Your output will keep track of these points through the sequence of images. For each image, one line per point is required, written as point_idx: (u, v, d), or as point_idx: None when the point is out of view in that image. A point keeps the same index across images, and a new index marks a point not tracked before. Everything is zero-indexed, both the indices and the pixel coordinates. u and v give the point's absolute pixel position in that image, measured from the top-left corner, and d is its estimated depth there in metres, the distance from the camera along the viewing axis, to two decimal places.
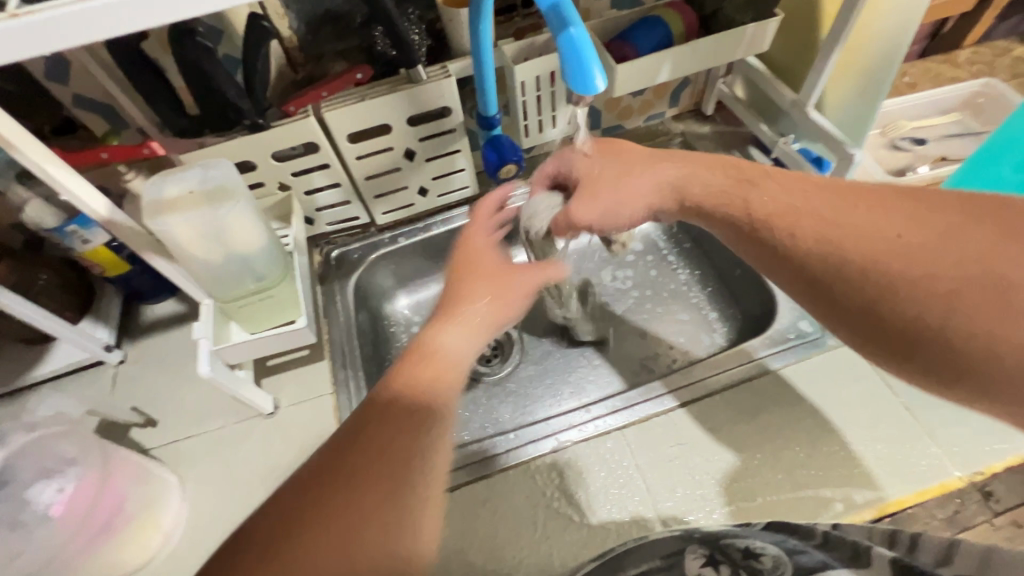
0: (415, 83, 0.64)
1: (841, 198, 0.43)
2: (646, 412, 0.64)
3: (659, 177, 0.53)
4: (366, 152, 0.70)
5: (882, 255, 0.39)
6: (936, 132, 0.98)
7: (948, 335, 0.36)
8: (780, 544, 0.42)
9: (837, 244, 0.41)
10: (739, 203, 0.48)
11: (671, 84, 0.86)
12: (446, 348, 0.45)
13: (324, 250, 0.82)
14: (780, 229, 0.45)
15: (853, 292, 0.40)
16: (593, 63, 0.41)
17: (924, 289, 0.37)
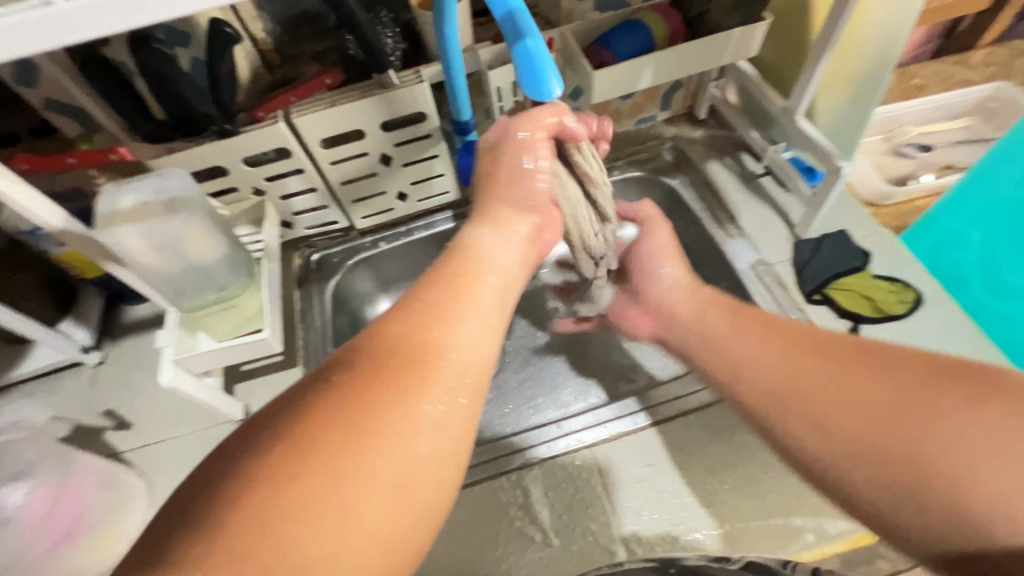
0: (387, 88, 0.63)
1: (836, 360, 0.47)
2: (619, 430, 0.62)
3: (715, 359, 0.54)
4: (340, 157, 0.69)
5: (857, 421, 0.42)
6: (943, 138, 0.94)
7: (910, 482, 0.39)
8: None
9: (840, 434, 0.43)
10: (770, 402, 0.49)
11: (662, 86, 0.83)
12: (484, 249, 0.48)
13: (303, 253, 0.82)
14: (787, 386, 0.48)
15: (835, 449, 0.43)
16: (550, 72, 0.40)
17: (890, 444, 0.40)
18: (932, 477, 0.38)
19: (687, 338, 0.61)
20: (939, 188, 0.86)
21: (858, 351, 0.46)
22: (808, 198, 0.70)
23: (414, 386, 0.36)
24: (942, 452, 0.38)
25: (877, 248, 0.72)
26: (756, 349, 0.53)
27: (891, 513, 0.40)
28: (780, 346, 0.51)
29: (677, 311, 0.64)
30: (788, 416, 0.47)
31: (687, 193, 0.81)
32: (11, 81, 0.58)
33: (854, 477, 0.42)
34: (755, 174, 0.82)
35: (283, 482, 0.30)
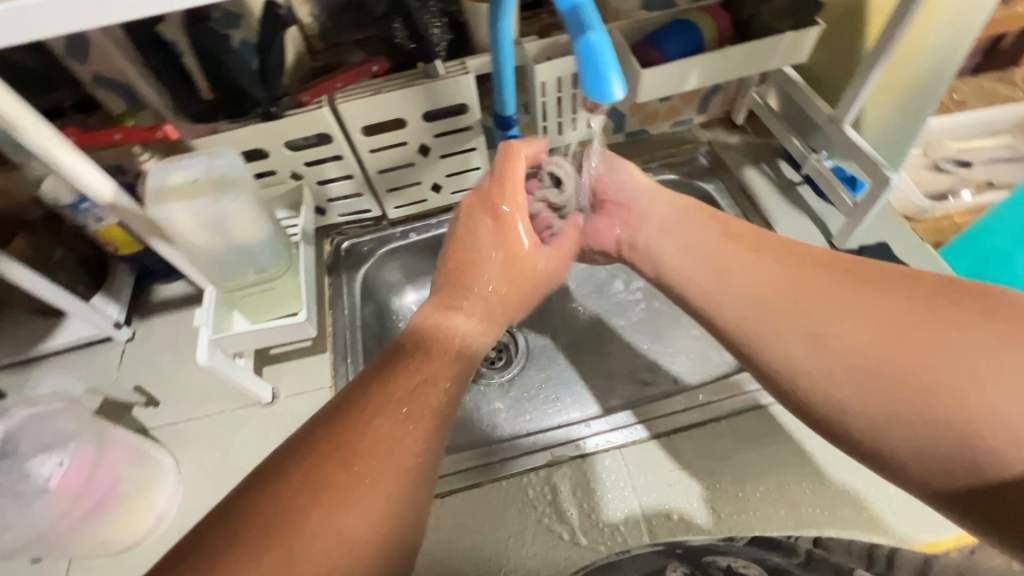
0: (433, 78, 0.62)
1: (835, 278, 0.48)
2: (648, 432, 0.62)
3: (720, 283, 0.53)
4: (379, 145, 0.69)
5: (854, 336, 0.44)
6: (983, 155, 0.92)
7: (892, 398, 0.41)
8: (762, 564, 0.42)
9: (863, 348, 0.43)
10: (784, 307, 0.49)
11: (701, 90, 0.82)
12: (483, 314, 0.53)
13: (334, 241, 0.82)
14: (777, 304, 0.49)
15: (826, 363, 0.44)
16: (611, 69, 0.38)
17: (883, 363, 0.42)
18: (922, 392, 0.39)
19: (665, 242, 0.59)
20: (979, 205, 0.85)
21: (859, 271, 0.47)
22: (851, 209, 0.69)
23: (400, 427, 0.40)
24: (966, 387, 0.38)
25: (918, 262, 0.71)
26: (748, 264, 0.53)
27: (879, 425, 0.41)
28: (772, 262, 0.52)
29: (652, 215, 0.61)
30: (781, 337, 0.48)
31: (723, 198, 0.80)
32: (61, 54, 0.58)
33: (840, 391, 0.43)
34: (791, 183, 0.81)
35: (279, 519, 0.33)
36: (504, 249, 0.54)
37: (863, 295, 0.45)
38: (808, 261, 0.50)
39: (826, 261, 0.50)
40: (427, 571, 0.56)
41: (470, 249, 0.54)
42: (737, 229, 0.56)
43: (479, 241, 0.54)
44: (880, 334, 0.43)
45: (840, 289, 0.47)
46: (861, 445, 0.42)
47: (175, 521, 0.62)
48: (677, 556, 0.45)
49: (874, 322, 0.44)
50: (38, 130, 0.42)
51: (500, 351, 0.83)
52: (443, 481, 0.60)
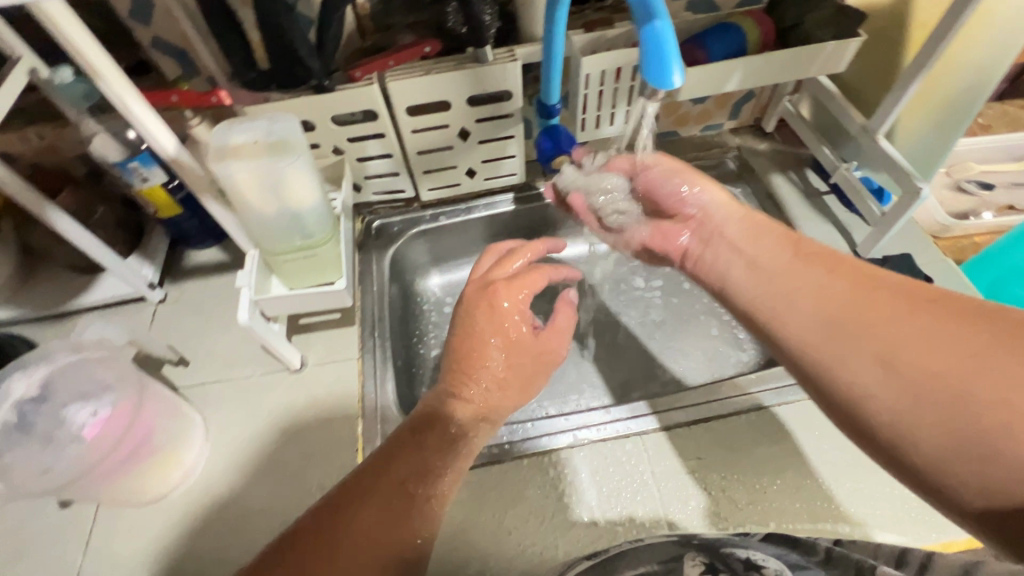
0: (481, 63, 0.64)
1: (909, 303, 0.41)
2: (667, 422, 0.63)
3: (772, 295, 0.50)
4: (422, 126, 0.71)
5: (925, 366, 0.37)
6: (1006, 178, 0.94)
7: (961, 433, 0.34)
8: (781, 558, 0.39)
9: (921, 365, 0.37)
10: (840, 320, 0.43)
11: (735, 95, 0.84)
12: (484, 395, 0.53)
13: (365, 219, 0.83)
14: (840, 323, 0.43)
15: (888, 390, 0.38)
16: (672, 58, 0.40)
17: (947, 396, 0.36)
18: (992, 429, 0.33)
19: (733, 262, 0.56)
20: (1000, 226, 0.86)
21: (944, 297, 0.40)
22: (878, 218, 0.70)
23: (416, 481, 0.43)
24: None
25: (940, 275, 0.72)
26: (819, 285, 0.47)
27: (936, 452, 0.36)
28: (848, 283, 0.45)
29: (726, 232, 0.57)
30: (839, 354, 0.42)
31: (749, 202, 0.82)
32: (124, 15, 0.60)
33: (901, 417, 0.37)
34: (818, 192, 0.83)
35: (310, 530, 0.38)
36: (503, 336, 0.56)
37: (934, 314, 0.39)
38: (890, 283, 0.43)
39: (905, 283, 0.42)
40: (446, 540, 0.57)
41: (470, 328, 0.56)
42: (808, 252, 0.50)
43: (468, 336, 0.55)
44: (948, 351, 0.37)
45: (913, 316, 0.40)
46: (923, 476, 0.36)
47: (200, 478, 0.64)
48: (693, 546, 0.42)
49: (951, 356, 0.36)
50: (115, 80, 0.44)
51: None
52: None
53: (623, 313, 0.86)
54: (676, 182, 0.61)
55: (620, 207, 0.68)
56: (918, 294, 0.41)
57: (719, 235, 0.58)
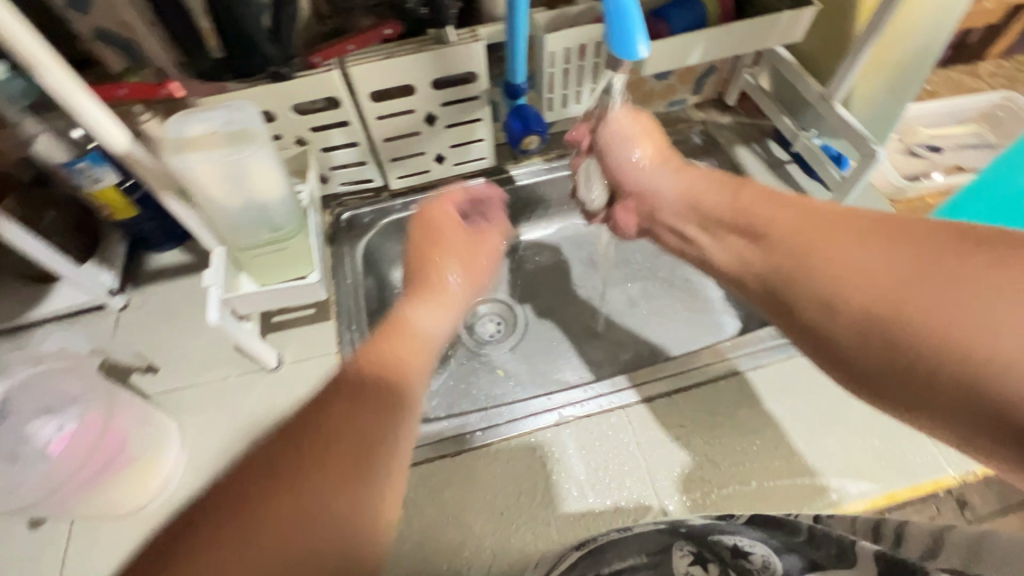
0: (444, 45, 0.63)
1: (853, 234, 0.38)
2: (649, 394, 0.64)
3: (730, 250, 0.48)
4: (386, 112, 0.69)
5: (872, 297, 0.35)
6: (954, 141, 0.98)
7: (905, 363, 0.33)
8: (768, 542, 0.37)
9: (869, 299, 0.35)
10: (786, 266, 0.42)
11: (697, 70, 0.86)
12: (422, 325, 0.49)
13: (335, 211, 0.82)
14: (787, 270, 0.41)
15: (841, 331, 0.36)
16: (636, 30, 0.41)
17: (888, 329, 0.34)
18: (937, 355, 0.31)
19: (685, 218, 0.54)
20: (950, 187, 0.91)
21: (880, 226, 0.38)
22: (838, 183, 0.72)
23: (383, 394, 0.38)
24: (979, 328, 0.29)
25: None
26: (763, 229, 0.45)
27: (891, 388, 0.34)
28: (794, 223, 0.43)
29: (664, 194, 0.55)
30: (794, 302, 0.40)
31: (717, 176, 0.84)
32: (59, 5, 0.56)
33: (856, 356, 0.36)
34: (781, 161, 0.85)
35: (252, 489, 0.29)
36: (458, 261, 0.57)
37: (871, 244, 0.37)
38: (832, 218, 0.41)
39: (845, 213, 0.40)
40: (439, 525, 0.57)
41: (425, 248, 0.57)
42: (749, 200, 0.47)
43: (422, 250, 0.57)
44: (890, 282, 0.35)
45: (861, 248, 0.37)
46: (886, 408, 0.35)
47: (180, 486, 0.62)
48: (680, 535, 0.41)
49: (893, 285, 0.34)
50: (54, 71, 0.41)
51: (498, 324, 0.86)
52: (447, 442, 0.61)
53: (600, 292, 0.87)
54: (627, 147, 0.57)
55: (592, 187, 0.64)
56: (859, 223, 0.39)
57: (661, 200, 0.55)
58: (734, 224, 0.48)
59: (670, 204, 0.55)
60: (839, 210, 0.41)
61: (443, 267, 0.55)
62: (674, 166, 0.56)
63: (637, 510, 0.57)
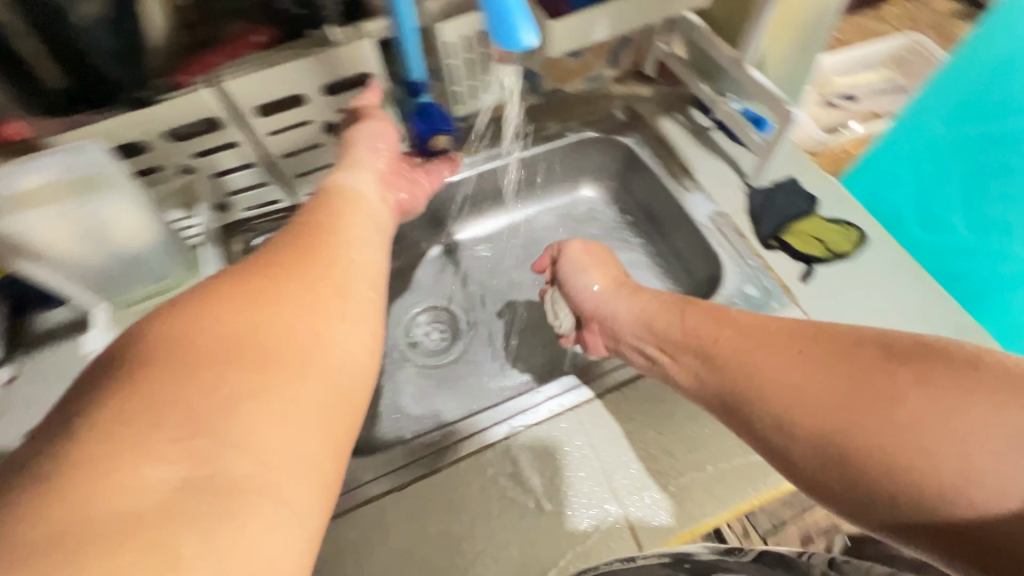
0: (327, 47, 0.57)
1: (786, 356, 0.47)
2: (597, 390, 0.62)
3: (686, 373, 0.54)
4: (279, 127, 0.62)
5: (822, 414, 0.43)
6: (867, 88, 0.99)
7: (866, 476, 0.40)
8: None
9: (826, 421, 0.42)
10: (743, 385, 0.48)
11: (610, 43, 0.82)
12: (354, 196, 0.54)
13: (246, 239, 0.74)
14: (743, 391, 0.48)
15: (800, 447, 0.43)
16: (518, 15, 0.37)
17: (851, 442, 0.41)
18: (898, 464, 0.38)
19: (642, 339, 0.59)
20: (868, 134, 0.92)
21: (809, 345, 0.46)
22: (760, 147, 0.72)
23: (319, 249, 0.45)
24: (930, 439, 0.38)
25: (825, 192, 0.75)
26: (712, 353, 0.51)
27: (860, 496, 0.40)
28: (738, 345, 0.50)
29: (622, 322, 0.62)
30: (756, 421, 0.47)
31: (643, 152, 0.83)
32: None
33: (820, 472, 0.42)
34: (704, 129, 0.83)
35: (229, 375, 0.33)
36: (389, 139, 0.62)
37: (805, 364, 0.45)
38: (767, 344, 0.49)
39: (779, 331, 0.49)
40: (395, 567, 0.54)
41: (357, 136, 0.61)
42: (696, 323, 0.55)
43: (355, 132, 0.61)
44: (837, 402, 0.42)
45: (796, 367, 0.46)
46: (854, 510, 0.41)
47: None
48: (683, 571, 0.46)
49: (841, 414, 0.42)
50: None
51: (441, 331, 0.83)
52: (400, 473, 0.58)
53: (540, 290, 0.86)
54: (583, 278, 0.67)
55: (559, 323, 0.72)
56: (785, 344, 0.47)
57: (621, 321, 0.62)
58: (688, 349, 0.54)
59: (626, 318, 0.62)
60: (769, 326, 0.50)
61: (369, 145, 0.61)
62: (627, 290, 0.65)
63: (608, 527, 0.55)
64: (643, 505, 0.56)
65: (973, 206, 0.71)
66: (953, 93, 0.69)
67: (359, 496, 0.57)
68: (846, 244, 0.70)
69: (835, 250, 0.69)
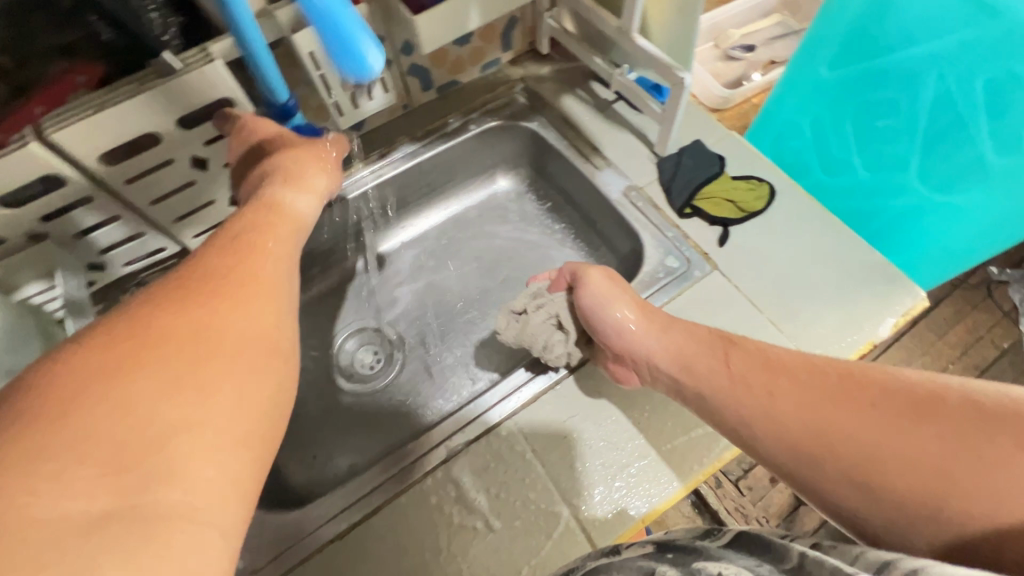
0: (169, 76, 0.50)
1: (859, 410, 0.39)
2: (534, 392, 0.60)
3: (745, 422, 0.46)
4: (137, 171, 0.56)
5: (908, 485, 0.36)
6: (764, 36, 0.99)
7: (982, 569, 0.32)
8: (752, 571, 0.36)
9: (924, 492, 0.35)
10: (812, 449, 0.41)
11: (498, 26, 0.78)
12: (296, 208, 0.48)
13: (133, 295, 0.68)
14: (808, 453, 0.41)
15: (885, 523, 0.37)
16: (362, 41, 0.36)
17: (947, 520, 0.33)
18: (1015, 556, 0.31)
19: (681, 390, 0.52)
20: (769, 84, 0.92)
21: (884, 397, 0.39)
22: (660, 115, 0.70)
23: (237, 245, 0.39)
24: None
25: (730, 150, 0.74)
26: (770, 407, 0.44)
27: None
28: (795, 398, 0.43)
29: (659, 363, 0.54)
30: (828, 489, 0.40)
31: (549, 133, 0.79)
32: None
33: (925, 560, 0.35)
34: (607, 101, 0.80)
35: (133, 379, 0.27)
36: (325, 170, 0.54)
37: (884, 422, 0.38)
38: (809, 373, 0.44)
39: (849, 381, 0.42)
40: None
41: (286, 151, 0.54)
42: (743, 367, 0.48)
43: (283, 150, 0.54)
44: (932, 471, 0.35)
45: (879, 421, 0.38)
46: None
47: None
48: (666, 561, 0.41)
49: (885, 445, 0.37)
50: None
51: (377, 354, 0.80)
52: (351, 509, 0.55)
53: (470, 292, 0.83)
54: (603, 309, 0.58)
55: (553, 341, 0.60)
56: (865, 396, 0.40)
57: (652, 365, 0.55)
58: (741, 393, 0.47)
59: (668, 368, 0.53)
60: (845, 375, 0.43)
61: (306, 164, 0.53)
62: (657, 326, 0.56)
63: (563, 524, 0.54)
64: (592, 500, 0.55)
65: (870, 145, 0.71)
66: (830, 38, 0.69)
67: (302, 550, 0.54)
68: (756, 203, 0.69)
69: (748, 209, 0.69)
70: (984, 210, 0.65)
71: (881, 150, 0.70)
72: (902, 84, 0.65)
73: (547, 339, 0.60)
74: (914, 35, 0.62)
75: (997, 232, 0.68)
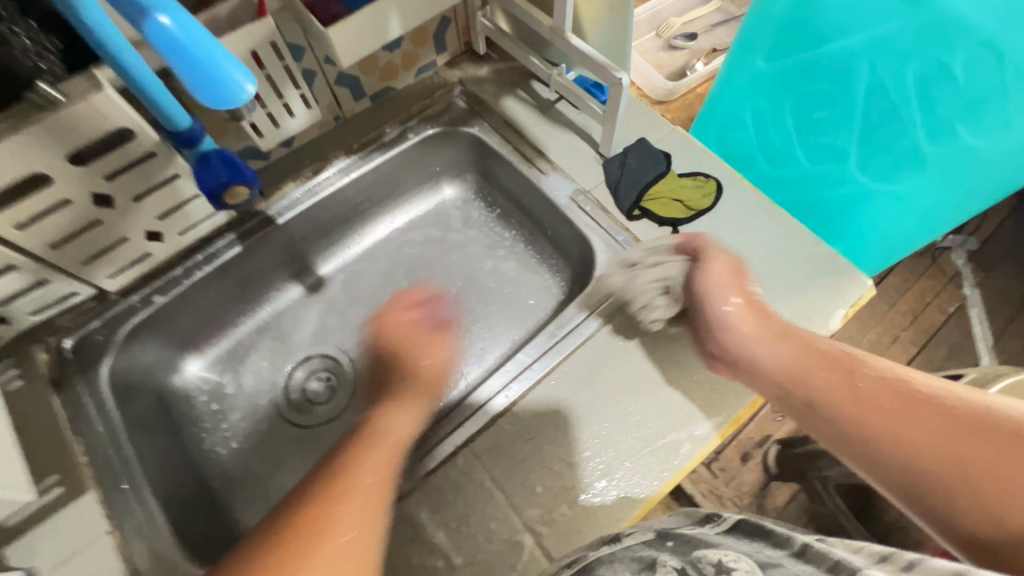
0: (47, 108, 0.45)
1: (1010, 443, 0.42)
2: (490, 416, 0.58)
3: (887, 423, 0.47)
4: (29, 217, 0.50)
5: None
6: (705, 23, 0.98)
7: None
8: (752, 558, 0.39)
9: None
10: (957, 449, 0.43)
11: (429, 28, 0.74)
12: (389, 428, 0.54)
13: (50, 345, 0.63)
14: (934, 469, 0.44)
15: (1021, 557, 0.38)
16: (231, 73, 0.37)
17: None
18: None
19: (794, 403, 0.54)
20: (713, 72, 0.91)
21: None
22: (602, 116, 0.68)
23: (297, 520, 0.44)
24: None
25: (674, 146, 0.73)
26: (901, 429, 0.46)
27: None
28: (934, 423, 0.45)
29: (762, 369, 0.55)
30: (949, 509, 0.43)
31: (491, 138, 0.77)
32: None
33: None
34: (550, 101, 0.77)
35: None
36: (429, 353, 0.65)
37: None
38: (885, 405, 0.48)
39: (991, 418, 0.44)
40: None
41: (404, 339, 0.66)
42: (871, 388, 0.49)
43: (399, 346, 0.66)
44: None
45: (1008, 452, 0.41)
46: None
47: None
48: (666, 549, 0.43)
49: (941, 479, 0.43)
50: None
51: (325, 379, 0.77)
52: None
53: None
54: (722, 292, 0.59)
55: (650, 306, 0.62)
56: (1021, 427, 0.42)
57: (756, 368, 0.56)
58: (871, 399, 0.49)
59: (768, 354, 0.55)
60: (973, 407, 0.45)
61: (403, 407, 0.57)
62: (772, 328, 0.57)
63: (527, 553, 0.52)
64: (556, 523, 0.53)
65: (811, 133, 0.71)
66: (766, 26, 0.67)
67: None
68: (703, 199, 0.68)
69: (694, 207, 0.68)
70: (924, 197, 0.66)
71: (820, 139, 0.70)
72: (835, 78, 0.65)
73: (651, 298, 0.62)
74: (850, 23, 0.61)
75: (937, 212, 0.70)
